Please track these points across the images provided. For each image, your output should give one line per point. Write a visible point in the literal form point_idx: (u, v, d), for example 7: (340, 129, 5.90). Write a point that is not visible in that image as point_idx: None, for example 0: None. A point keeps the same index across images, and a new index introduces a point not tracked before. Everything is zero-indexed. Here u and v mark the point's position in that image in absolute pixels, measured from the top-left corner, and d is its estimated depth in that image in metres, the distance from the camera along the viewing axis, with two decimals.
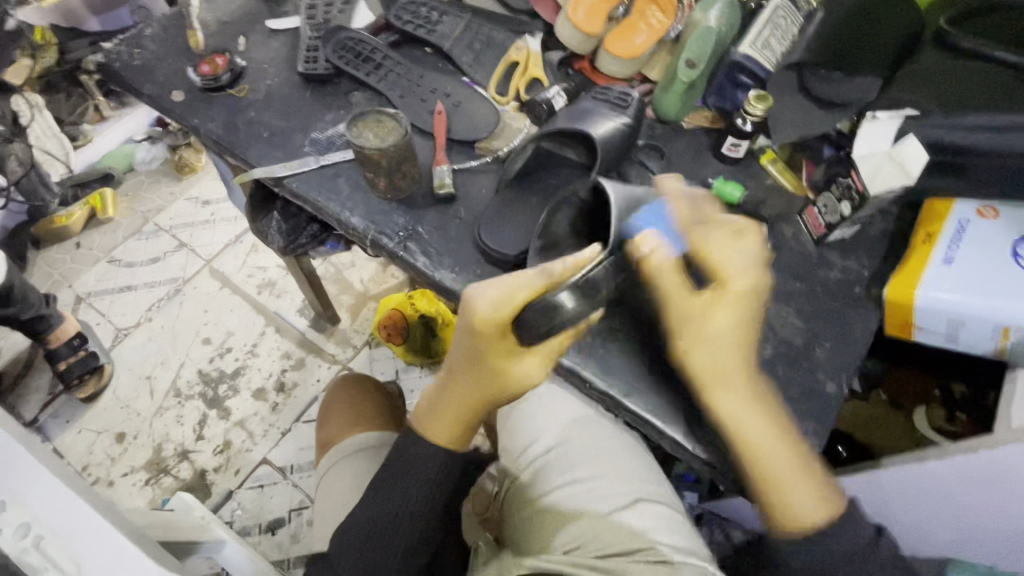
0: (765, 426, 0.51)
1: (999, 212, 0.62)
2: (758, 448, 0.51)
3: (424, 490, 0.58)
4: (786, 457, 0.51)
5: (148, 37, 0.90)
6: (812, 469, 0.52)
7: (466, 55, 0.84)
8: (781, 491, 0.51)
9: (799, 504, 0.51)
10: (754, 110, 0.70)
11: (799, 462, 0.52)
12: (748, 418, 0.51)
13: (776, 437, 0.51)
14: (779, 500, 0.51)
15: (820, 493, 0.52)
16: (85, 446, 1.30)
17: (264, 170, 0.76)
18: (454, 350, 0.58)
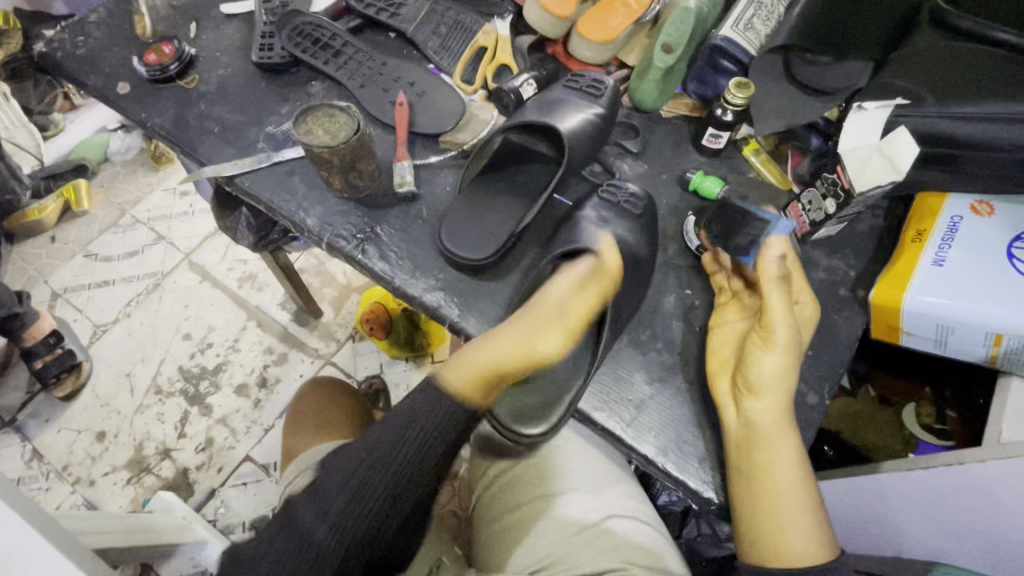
0: (788, 457, 0.50)
1: (995, 208, 0.59)
2: (773, 480, 0.49)
3: (413, 451, 0.51)
4: (801, 490, 0.49)
5: (92, 24, 0.84)
6: (815, 508, 0.50)
7: (432, 41, 0.79)
8: (781, 533, 0.49)
9: (798, 542, 0.48)
10: (733, 99, 0.64)
11: (807, 501, 0.50)
12: (774, 433, 0.50)
13: (791, 467, 0.50)
14: (777, 537, 0.49)
15: (817, 529, 0.49)
16: (65, 445, 1.24)
17: (213, 169, 0.72)
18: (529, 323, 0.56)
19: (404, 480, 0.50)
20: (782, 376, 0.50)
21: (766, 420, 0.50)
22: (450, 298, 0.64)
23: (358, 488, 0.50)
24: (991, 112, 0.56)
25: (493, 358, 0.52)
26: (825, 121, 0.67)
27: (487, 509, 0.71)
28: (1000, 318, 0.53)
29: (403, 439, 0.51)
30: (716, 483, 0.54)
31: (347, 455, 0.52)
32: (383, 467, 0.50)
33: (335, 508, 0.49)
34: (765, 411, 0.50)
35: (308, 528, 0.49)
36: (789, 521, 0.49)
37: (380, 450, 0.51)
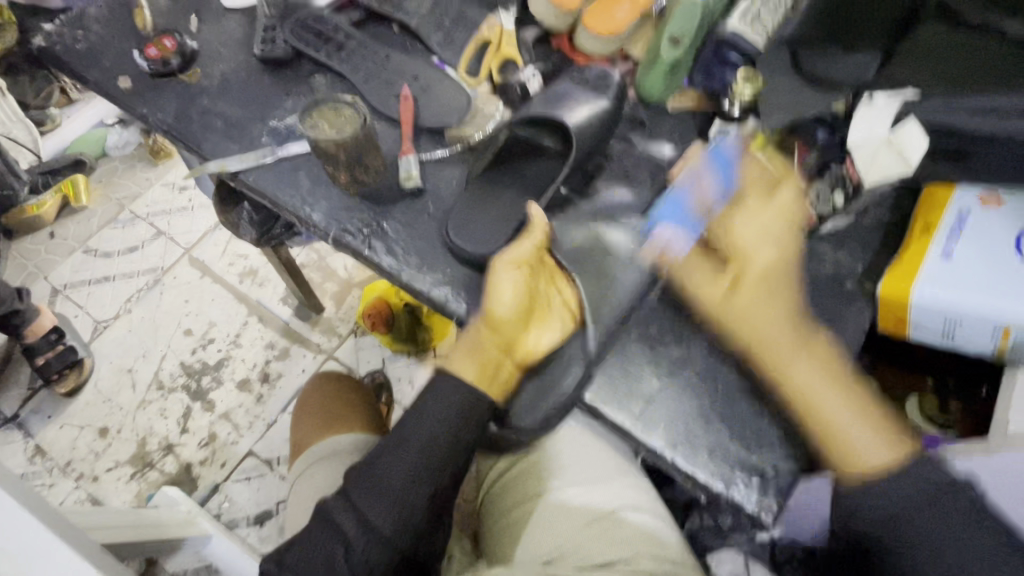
0: (818, 369, 0.54)
1: (1002, 201, 0.59)
2: (811, 399, 0.53)
3: (440, 443, 0.55)
4: (842, 393, 0.54)
5: (91, 17, 0.84)
6: (874, 414, 0.53)
7: (435, 34, 0.78)
8: (851, 443, 0.51)
9: (874, 452, 0.51)
10: (742, 90, 0.67)
11: (855, 400, 0.53)
12: (816, 383, 0.54)
13: (830, 384, 0.54)
14: (846, 445, 0.52)
15: (892, 437, 0.51)
16: (68, 441, 1.24)
17: (217, 165, 0.72)
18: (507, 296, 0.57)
19: (436, 474, 0.54)
20: (761, 294, 0.56)
21: (766, 328, 0.55)
22: (457, 293, 0.64)
23: (394, 489, 0.54)
24: (996, 104, 0.56)
25: (475, 344, 0.58)
26: (833, 112, 0.67)
27: (498, 500, 0.72)
28: (1008, 312, 0.53)
29: (431, 439, 0.55)
30: (724, 475, 0.55)
31: (376, 459, 0.55)
32: (413, 466, 0.54)
33: (374, 512, 0.53)
34: (751, 333, 0.56)
35: (353, 533, 0.53)
36: (846, 426, 0.52)
37: (409, 448, 0.55)
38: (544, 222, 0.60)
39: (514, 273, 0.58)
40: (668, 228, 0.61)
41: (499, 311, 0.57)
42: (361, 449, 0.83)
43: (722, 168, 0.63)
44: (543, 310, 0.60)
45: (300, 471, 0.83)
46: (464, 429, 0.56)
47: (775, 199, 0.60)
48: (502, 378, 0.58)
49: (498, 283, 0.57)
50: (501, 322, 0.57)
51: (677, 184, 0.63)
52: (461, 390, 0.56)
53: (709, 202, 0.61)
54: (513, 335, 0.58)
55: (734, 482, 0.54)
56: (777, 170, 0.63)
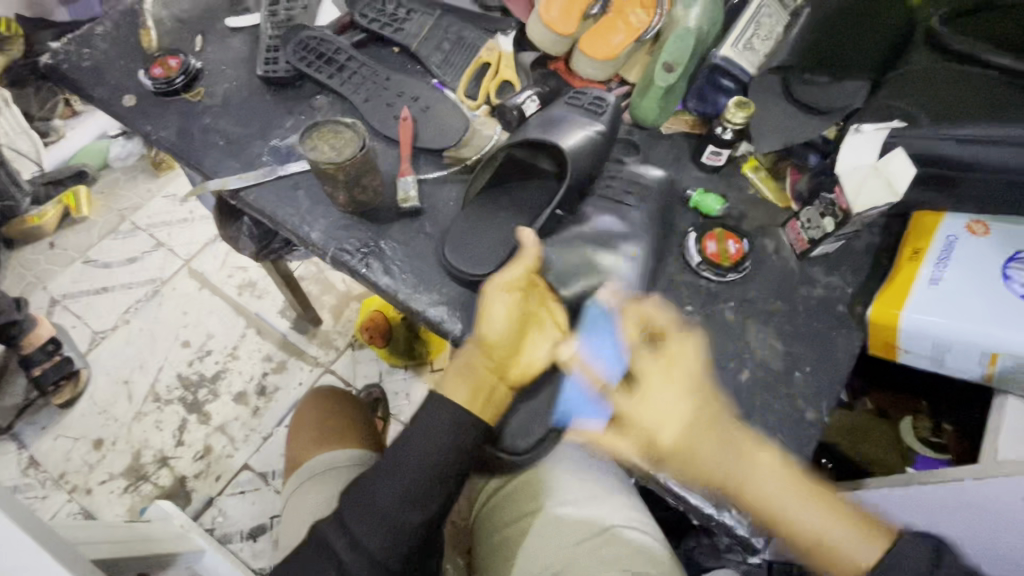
0: (771, 474, 0.51)
1: (990, 229, 0.59)
2: (773, 510, 0.51)
3: (432, 467, 0.54)
4: (804, 499, 0.51)
5: (98, 36, 0.85)
6: (829, 498, 0.51)
7: (435, 56, 0.80)
8: (835, 555, 0.49)
9: (861, 551, 0.48)
10: (734, 117, 0.66)
11: (818, 497, 0.51)
12: (779, 494, 0.51)
13: (784, 487, 0.51)
14: (832, 551, 0.49)
15: (859, 527, 0.49)
16: (62, 453, 1.24)
17: (218, 183, 0.73)
18: (498, 321, 0.55)
19: (428, 498, 0.54)
20: (689, 452, 0.51)
21: (712, 460, 0.51)
22: (453, 314, 0.64)
23: (386, 513, 0.53)
24: (980, 134, 0.57)
25: (467, 366, 0.56)
26: (824, 138, 0.69)
27: (490, 520, 0.72)
28: (996, 338, 0.54)
29: (424, 464, 0.54)
30: (715, 497, 0.55)
31: (367, 482, 0.55)
32: (405, 490, 0.54)
33: (366, 536, 0.53)
34: (688, 454, 0.51)
35: (345, 557, 0.53)
36: (811, 524, 0.50)
37: (399, 472, 0.54)
38: (536, 253, 0.56)
39: (506, 297, 0.55)
40: (595, 419, 0.56)
41: (489, 336, 0.55)
42: (354, 465, 0.83)
43: (606, 350, 0.57)
44: (534, 333, 0.58)
45: (294, 488, 0.83)
46: (457, 456, 0.55)
47: (668, 351, 0.53)
48: (495, 397, 0.57)
49: (489, 306, 0.55)
50: (491, 346, 0.55)
51: (568, 371, 0.58)
52: (451, 415, 0.55)
53: (606, 382, 0.56)
54: (507, 359, 0.56)
55: (724, 504, 0.55)
56: (663, 319, 0.56)
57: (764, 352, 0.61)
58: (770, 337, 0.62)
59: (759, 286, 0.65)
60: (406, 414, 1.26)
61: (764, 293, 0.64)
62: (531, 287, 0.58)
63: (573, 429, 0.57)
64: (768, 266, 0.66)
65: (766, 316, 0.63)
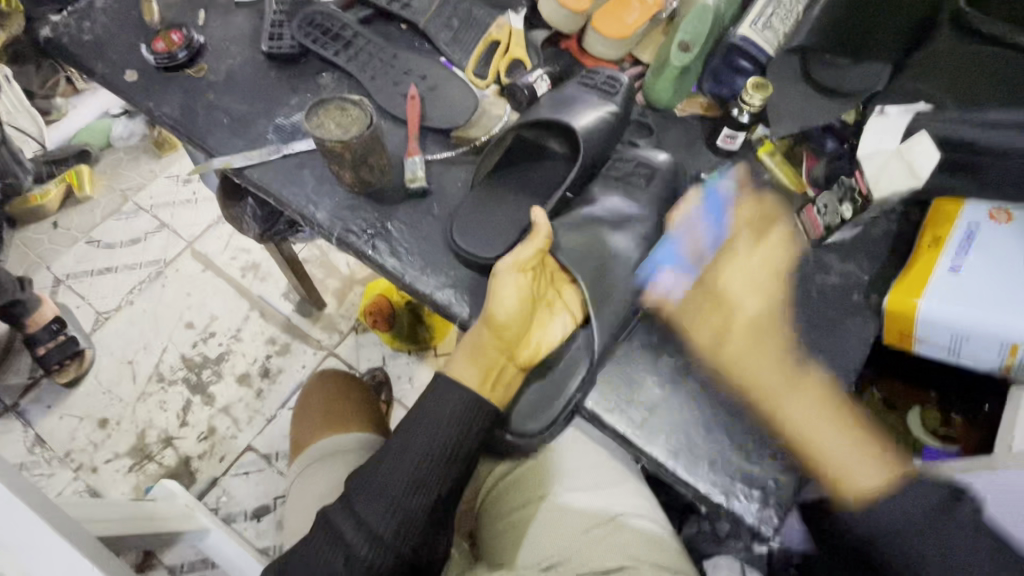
0: (808, 401, 0.56)
1: (1012, 216, 0.58)
2: (810, 433, 0.55)
3: (442, 454, 0.54)
4: (835, 424, 0.55)
5: (99, 9, 0.83)
6: (858, 435, 0.55)
7: (444, 33, 0.78)
8: (849, 474, 0.53)
9: (865, 474, 0.53)
10: (750, 99, 0.65)
11: (844, 423, 0.55)
12: (812, 425, 0.55)
13: (818, 415, 0.55)
14: (846, 474, 0.53)
15: (879, 458, 0.54)
16: (68, 432, 1.24)
17: (222, 161, 0.71)
18: (507, 300, 0.56)
19: (438, 482, 0.54)
20: (751, 343, 0.58)
21: (767, 376, 0.57)
22: (460, 297, 0.63)
23: (395, 496, 0.53)
24: (1011, 119, 0.55)
25: (478, 346, 0.56)
26: (842, 122, 0.67)
27: (494, 505, 0.72)
28: (1016, 329, 0.53)
29: (434, 450, 0.54)
30: (725, 485, 0.55)
31: (377, 464, 0.55)
32: (415, 472, 0.54)
33: (375, 518, 0.53)
34: (750, 374, 0.57)
35: (353, 541, 0.53)
36: (839, 460, 0.54)
37: (410, 454, 0.54)
38: (548, 227, 0.59)
39: (516, 276, 0.57)
40: (678, 273, 0.61)
41: (498, 316, 0.56)
42: (359, 447, 0.83)
43: (717, 211, 0.63)
44: (543, 312, 0.60)
45: (301, 469, 0.83)
46: (466, 444, 0.55)
47: (761, 243, 0.62)
48: (505, 376, 0.57)
49: (500, 285, 0.56)
50: (499, 325, 0.56)
51: (670, 230, 0.63)
52: (463, 395, 0.55)
53: (702, 249, 0.62)
54: (515, 337, 0.57)
55: (735, 493, 0.54)
56: (762, 210, 0.64)
57: (776, 340, 0.60)
58: (782, 324, 0.61)
59: (772, 273, 0.63)
60: (409, 399, 1.26)
61: (777, 280, 0.63)
62: (539, 270, 0.60)
63: (658, 286, 0.60)
64: (782, 253, 0.64)
65: (778, 303, 0.62)
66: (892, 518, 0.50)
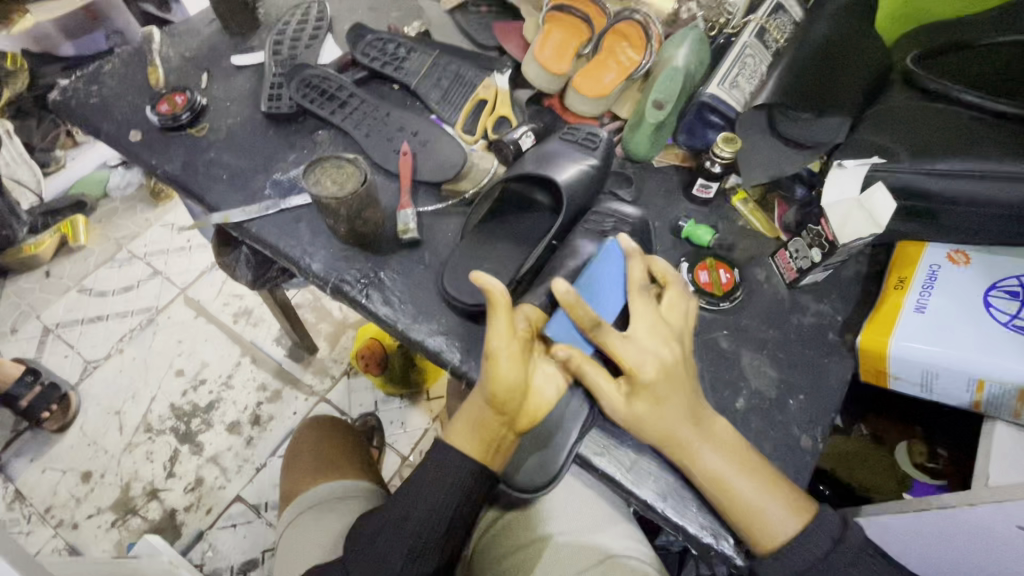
0: (723, 449, 0.53)
1: (970, 257, 0.62)
2: (721, 479, 0.52)
3: (441, 525, 0.55)
4: (741, 468, 0.53)
5: (106, 74, 0.88)
6: (779, 481, 0.53)
7: (434, 93, 0.82)
8: (756, 522, 0.51)
9: (774, 522, 0.51)
10: (722, 152, 0.68)
11: (758, 475, 0.53)
12: (728, 469, 0.52)
13: (735, 467, 0.53)
14: (755, 523, 0.52)
15: (794, 497, 0.52)
16: (49, 487, 1.21)
17: (221, 216, 0.74)
18: (503, 377, 0.52)
19: (434, 551, 0.55)
20: (671, 393, 0.53)
21: (682, 431, 0.53)
22: (451, 342, 0.65)
23: (391, 570, 0.54)
24: (950, 170, 0.59)
25: (480, 418, 0.56)
26: (809, 171, 0.72)
27: (487, 552, 0.71)
28: (980, 363, 0.55)
29: (432, 520, 0.55)
30: (714, 526, 0.55)
31: (376, 535, 0.56)
32: (413, 542, 0.55)
33: None
34: (663, 431, 0.53)
35: None
36: (751, 501, 0.52)
37: (408, 524, 0.55)
38: (504, 296, 0.51)
39: (510, 354, 0.52)
40: (575, 336, 0.57)
41: (496, 393, 0.53)
42: (347, 496, 0.81)
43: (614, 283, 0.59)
44: (539, 372, 0.57)
45: (289, 519, 0.82)
46: (464, 512, 0.56)
47: (662, 303, 0.57)
48: (507, 441, 0.56)
49: (494, 363, 0.52)
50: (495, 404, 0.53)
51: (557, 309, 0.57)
52: (464, 468, 0.55)
53: (642, 279, 0.57)
54: (510, 409, 0.54)
55: (725, 533, 0.55)
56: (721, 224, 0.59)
57: (758, 379, 0.62)
58: (764, 364, 0.63)
59: (751, 314, 0.66)
60: (401, 444, 1.25)
61: (757, 322, 0.66)
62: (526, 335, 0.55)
63: (557, 345, 0.55)
64: (760, 295, 0.67)
65: (760, 344, 0.64)
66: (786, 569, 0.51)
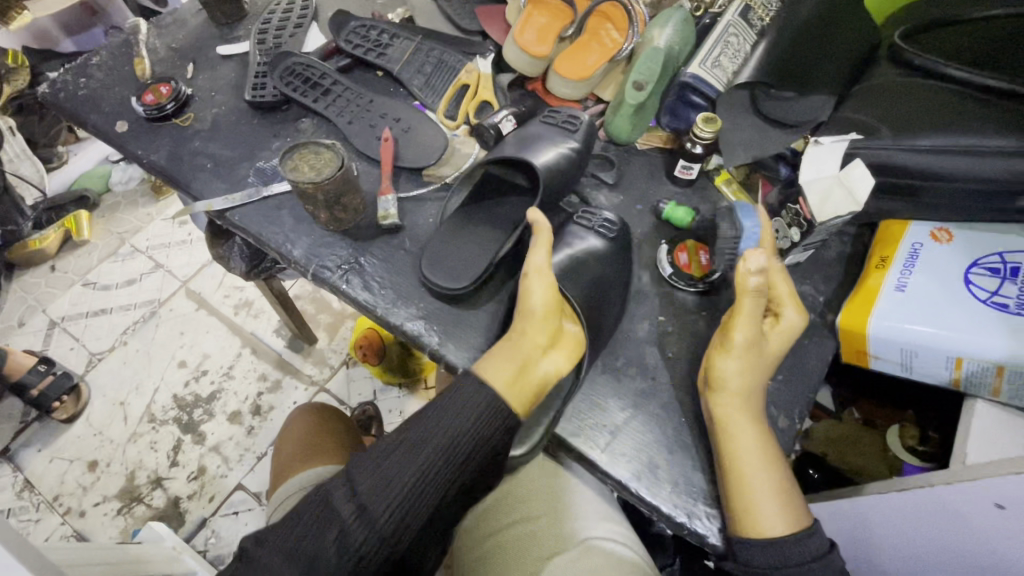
0: (757, 440, 0.53)
1: (952, 235, 0.61)
2: (740, 461, 0.52)
3: (460, 450, 0.50)
4: (767, 462, 0.52)
5: (94, 66, 0.89)
6: (787, 485, 0.52)
7: (417, 79, 0.82)
8: (754, 509, 0.50)
9: (769, 516, 0.50)
10: (703, 133, 0.67)
11: (775, 470, 0.52)
12: (755, 459, 0.52)
13: (761, 452, 0.52)
14: (748, 509, 0.51)
15: (793, 507, 0.51)
16: (57, 476, 1.24)
17: (204, 205, 0.74)
18: (534, 294, 0.56)
19: (448, 479, 0.49)
20: (755, 371, 0.54)
21: (739, 409, 0.53)
22: (429, 327, 0.65)
23: (402, 488, 0.48)
24: (936, 145, 0.58)
25: (511, 348, 0.54)
26: (792, 151, 0.71)
27: (470, 536, 0.72)
28: (958, 340, 0.54)
29: (451, 442, 0.50)
30: (688, 507, 0.55)
31: (388, 450, 0.50)
32: (427, 466, 0.49)
33: (376, 506, 0.47)
34: (728, 405, 0.53)
35: (349, 529, 0.47)
36: (759, 490, 0.51)
37: (424, 448, 0.50)
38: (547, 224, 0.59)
39: (543, 278, 0.57)
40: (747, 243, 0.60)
41: (530, 308, 0.55)
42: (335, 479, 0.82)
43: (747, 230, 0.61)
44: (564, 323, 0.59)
45: (279, 502, 0.83)
46: (483, 444, 0.50)
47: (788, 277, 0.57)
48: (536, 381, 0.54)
49: (529, 285, 0.57)
50: (533, 323, 0.55)
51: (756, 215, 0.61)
52: (486, 398, 0.51)
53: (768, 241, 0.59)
54: (543, 335, 0.55)
55: (699, 514, 0.55)
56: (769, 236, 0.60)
57: None
58: None
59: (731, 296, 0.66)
60: None
61: None
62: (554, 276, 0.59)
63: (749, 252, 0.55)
64: None
65: None
66: (764, 561, 0.49)
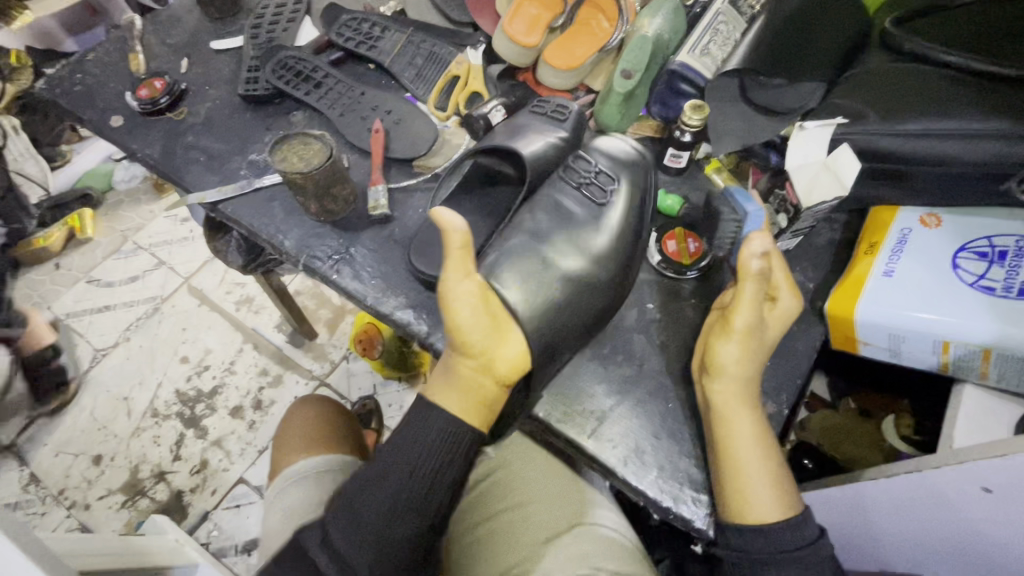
0: (753, 427, 0.52)
1: (941, 220, 0.60)
2: (733, 448, 0.52)
3: (426, 473, 0.52)
4: (761, 449, 0.52)
5: (90, 62, 0.89)
6: (779, 474, 0.52)
7: (408, 71, 0.82)
8: (746, 495, 0.51)
9: (761, 506, 0.50)
10: (691, 121, 0.67)
11: (769, 456, 0.52)
12: (749, 446, 0.52)
13: (754, 439, 0.52)
14: (740, 498, 0.51)
15: (784, 492, 0.51)
16: (62, 470, 1.26)
17: (197, 197, 0.76)
18: (464, 321, 0.52)
19: (416, 508, 0.51)
20: (752, 358, 0.53)
21: (735, 395, 0.53)
22: (418, 316, 0.66)
23: (371, 530, 0.50)
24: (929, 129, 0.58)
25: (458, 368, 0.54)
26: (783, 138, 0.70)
27: (463, 520, 0.73)
28: (944, 325, 0.54)
29: (417, 470, 0.52)
30: (673, 491, 0.56)
31: (357, 487, 0.52)
32: (395, 496, 0.51)
33: (352, 554, 0.50)
34: (725, 391, 0.53)
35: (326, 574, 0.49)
36: (752, 479, 0.51)
37: (388, 481, 0.52)
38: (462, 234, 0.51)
39: (470, 298, 0.52)
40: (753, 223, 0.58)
41: (462, 336, 0.52)
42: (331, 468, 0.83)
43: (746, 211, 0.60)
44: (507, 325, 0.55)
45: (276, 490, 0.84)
46: (448, 464, 0.53)
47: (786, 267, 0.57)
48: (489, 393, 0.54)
49: (455, 308, 0.52)
50: (467, 348, 0.53)
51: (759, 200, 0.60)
52: (446, 421, 0.53)
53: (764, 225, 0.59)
54: (483, 354, 0.53)
55: (684, 497, 0.55)
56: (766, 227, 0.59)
57: None
58: None
59: (719, 283, 0.66)
60: None
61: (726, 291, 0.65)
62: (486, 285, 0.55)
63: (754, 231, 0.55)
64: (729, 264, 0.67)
65: None
66: (756, 547, 0.50)
